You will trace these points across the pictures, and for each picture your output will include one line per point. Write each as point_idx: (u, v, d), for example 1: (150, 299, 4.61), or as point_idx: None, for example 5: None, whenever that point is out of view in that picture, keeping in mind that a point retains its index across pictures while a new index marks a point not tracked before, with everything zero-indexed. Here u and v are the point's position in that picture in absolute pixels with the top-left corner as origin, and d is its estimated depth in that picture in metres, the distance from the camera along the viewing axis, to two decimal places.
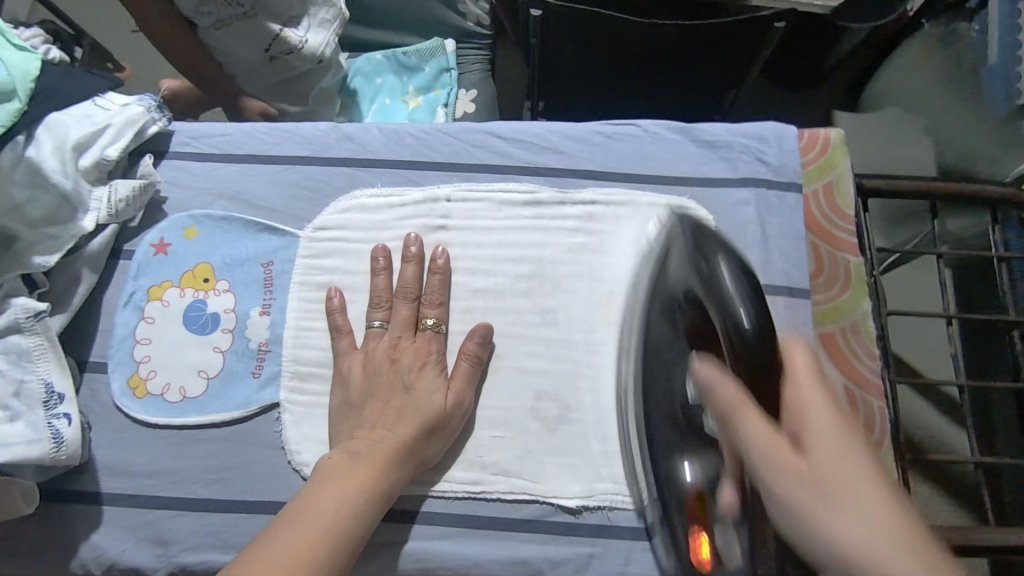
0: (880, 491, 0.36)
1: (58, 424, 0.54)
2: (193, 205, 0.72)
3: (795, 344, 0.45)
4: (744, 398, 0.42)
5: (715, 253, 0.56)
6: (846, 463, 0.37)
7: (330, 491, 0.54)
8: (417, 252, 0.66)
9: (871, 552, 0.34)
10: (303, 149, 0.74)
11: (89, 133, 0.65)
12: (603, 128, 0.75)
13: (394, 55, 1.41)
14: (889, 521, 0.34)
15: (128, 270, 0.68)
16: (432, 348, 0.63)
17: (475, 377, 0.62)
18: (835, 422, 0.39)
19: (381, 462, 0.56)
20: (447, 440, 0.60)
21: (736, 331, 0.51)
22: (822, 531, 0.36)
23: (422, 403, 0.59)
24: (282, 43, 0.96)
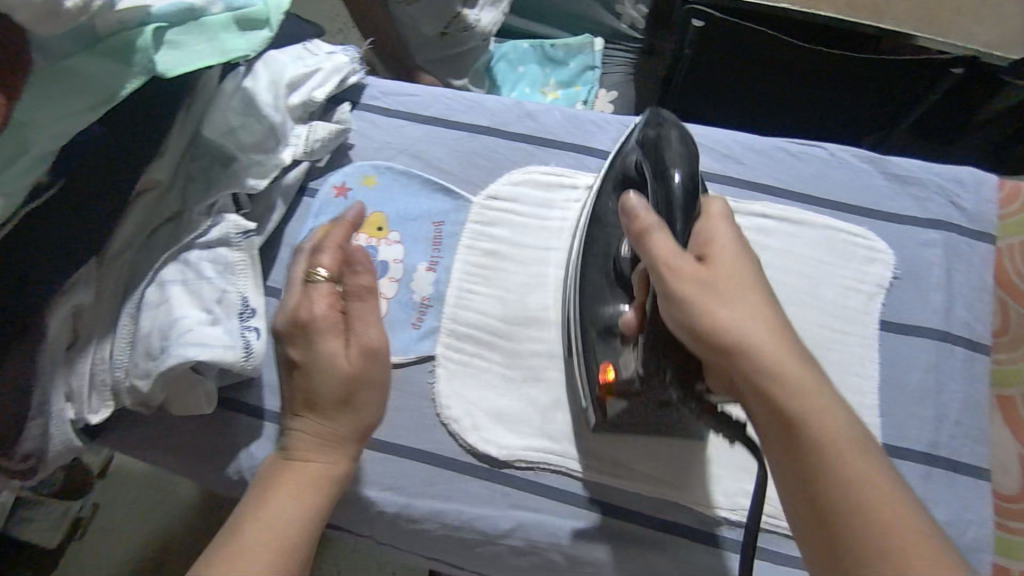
0: (755, 287, 0.50)
1: (249, 336, 0.57)
2: (376, 156, 0.75)
3: (714, 202, 0.55)
4: (659, 230, 0.52)
5: (671, 125, 0.59)
6: (734, 271, 0.50)
7: (267, 503, 0.52)
8: (352, 218, 0.62)
9: (747, 337, 0.47)
10: (485, 120, 0.75)
11: (300, 74, 0.69)
12: (789, 144, 0.73)
13: (541, 47, 1.42)
14: (759, 320, 0.49)
15: (310, 207, 0.72)
16: (324, 306, 0.56)
17: (372, 312, 0.57)
18: (729, 248, 0.52)
19: (311, 453, 0.54)
20: (376, 392, 0.57)
21: (665, 185, 0.55)
22: (721, 318, 0.48)
23: (323, 370, 0.54)
24: (460, 22, 1.06)
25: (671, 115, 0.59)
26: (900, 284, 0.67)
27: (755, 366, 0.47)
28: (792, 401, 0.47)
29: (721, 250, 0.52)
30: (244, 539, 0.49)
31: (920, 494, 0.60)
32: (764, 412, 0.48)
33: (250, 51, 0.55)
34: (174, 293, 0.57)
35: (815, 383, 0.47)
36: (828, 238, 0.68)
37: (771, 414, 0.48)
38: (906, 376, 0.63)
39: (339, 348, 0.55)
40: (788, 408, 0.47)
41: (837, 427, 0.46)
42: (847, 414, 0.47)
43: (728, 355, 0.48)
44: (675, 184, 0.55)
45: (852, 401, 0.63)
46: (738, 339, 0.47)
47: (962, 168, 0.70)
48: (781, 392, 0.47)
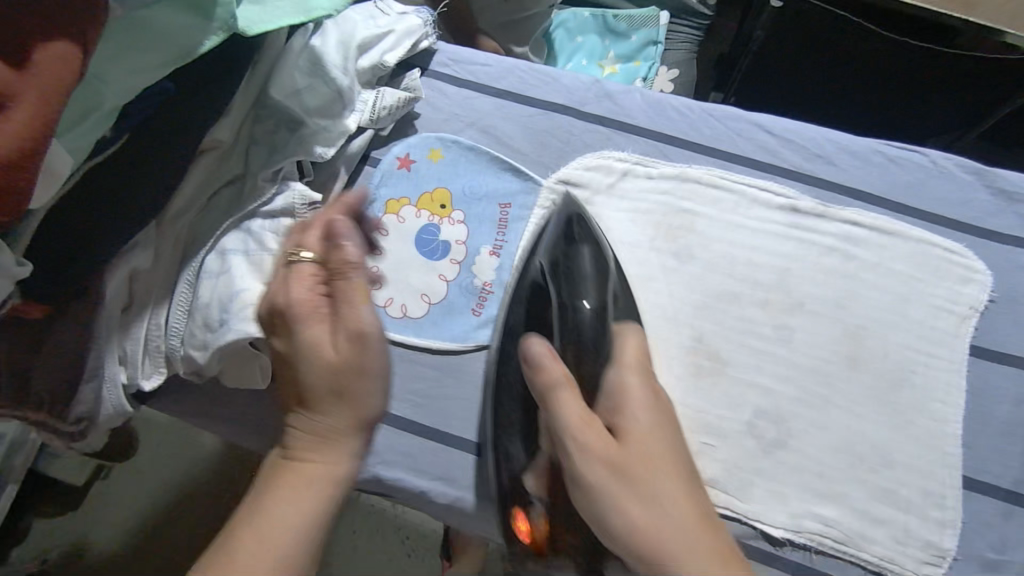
0: (674, 476, 0.44)
1: None
2: (443, 128, 0.71)
3: (631, 338, 0.52)
4: (570, 397, 0.47)
5: (584, 242, 0.60)
6: (653, 450, 0.44)
7: (268, 505, 0.45)
8: (350, 202, 0.52)
9: (657, 529, 0.42)
10: (561, 98, 0.71)
11: (372, 35, 0.65)
12: (886, 147, 0.68)
13: (602, 17, 1.35)
14: (673, 531, 0.42)
15: (372, 177, 0.69)
16: (300, 288, 0.48)
17: (358, 291, 0.48)
18: (647, 404, 0.47)
19: (313, 452, 0.47)
20: (379, 381, 0.48)
21: (576, 315, 0.55)
22: (632, 524, 0.42)
23: (306, 363, 0.48)
24: None
25: (593, 227, 0.62)
26: (994, 307, 0.62)
27: (663, 537, 0.42)
28: None
29: (641, 400, 0.47)
30: (234, 550, 0.43)
31: (997, 532, 0.57)
32: None
33: (330, 10, 0.53)
34: (235, 263, 0.55)
35: (733, 568, 0.41)
36: (921, 253, 0.64)
37: None
38: (993, 408, 0.60)
39: (322, 335, 0.47)
40: None
41: None
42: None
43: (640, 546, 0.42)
44: (586, 319, 0.55)
45: (934, 428, 0.59)
46: (649, 544, 0.42)
47: None
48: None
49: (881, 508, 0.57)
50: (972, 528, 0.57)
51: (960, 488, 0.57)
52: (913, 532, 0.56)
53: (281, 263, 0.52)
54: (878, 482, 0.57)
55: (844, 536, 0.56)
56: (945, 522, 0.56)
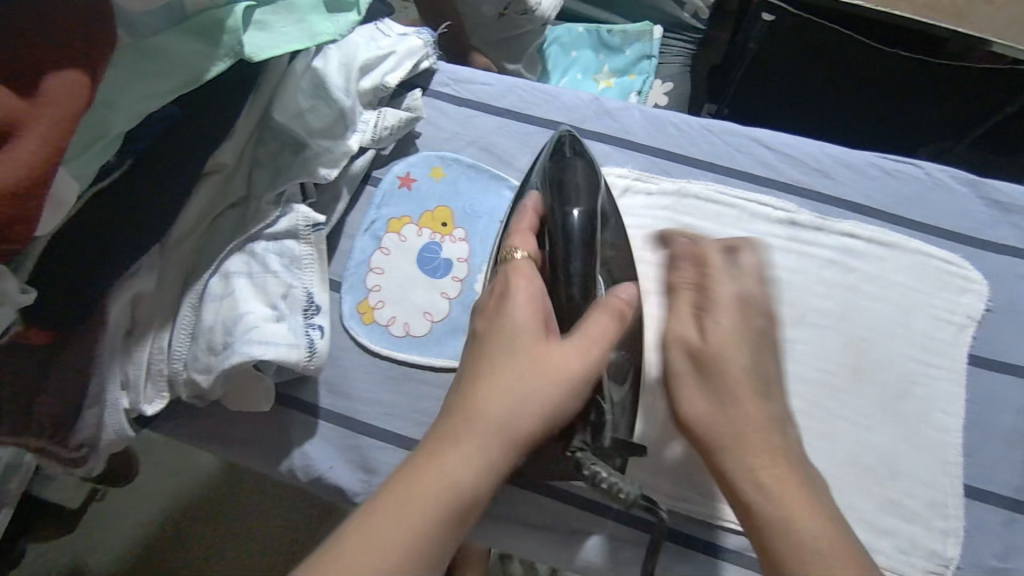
0: (743, 371, 0.45)
1: (313, 334, 0.55)
2: (444, 147, 0.71)
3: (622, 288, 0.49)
4: (543, 291, 0.46)
5: (578, 158, 0.59)
6: (723, 348, 0.45)
7: (364, 539, 0.35)
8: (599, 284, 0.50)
9: (705, 407, 0.45)
10: (560, 115, 0.72)
11: (373, 56, 0.66)
12: (882, 160, 0.69)
13: (597, 31, 1.36)
14: (730, 413, 0.44)
15: (373, 197, 0.69)
16: (524, 299, 0.45)
17: (603, 336, 0.45)
18: (733, 310, 0.47)
19: (440, 483, 0.37)
20: (545, 413, 0.41)
21: (565, 218, 0.54)
22: (689, 393, 0.46)
23: (538, 391, 0.41)
24: (521, 4, 1.06)
25: (586, 146, 0.61)
26: (993, 317, 0.63)
27: (712, 412, 0.44)
28: (774, 500, 0.41)
29: (751, 305, 0.47)
30: None
31: (1003, 540, 0.56)
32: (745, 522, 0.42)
33: (335, 34, 0.51)
34: (239, 286, 0.55)
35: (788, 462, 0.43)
36: (919, 264, 0.64)
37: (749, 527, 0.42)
38: (995, 417, 0.60)
39: (523, 317, 0.44)
40: (767, 483, 0.42)
41: (816, 521, 0.40)
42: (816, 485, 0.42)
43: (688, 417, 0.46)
44: (575, 224, 0.53)
45: (936, 438, 0.59)
46: (718, 419, 0.44)
47: None
48: (747, 491, 0.42)
49: (887, 520, 0.57)
50: (978, 537, 0.56)
51: (964, 497, 0.57)
52: (920, 543, 0.56)
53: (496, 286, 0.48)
54: (883, 494, 0.57)
55: None
56: (951, 532, 0.56)
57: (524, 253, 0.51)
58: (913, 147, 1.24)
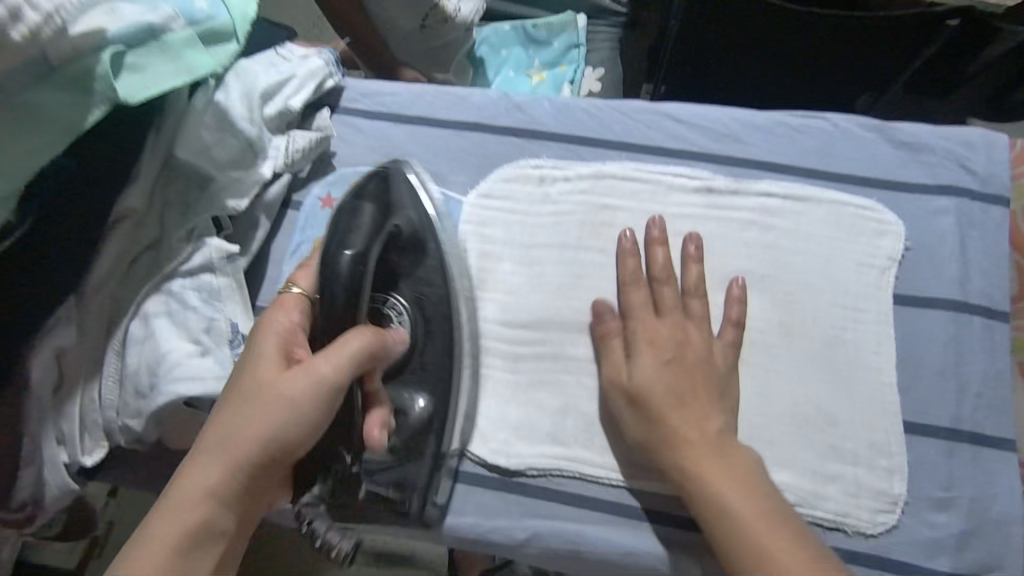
0: (671, 396, 0.56)
1: None
2: (361, 162, 0.71)
3: (362, 338, 0.48)
4: (298, 326, 0.51)
5: (369, 200, 0.58)
6: (653, 381, 0.56)
7: (137, 555, 0.42)
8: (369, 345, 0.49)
9: (655, 438, 0.56)
10: (472, 116, 0.72)
11: (275, 82, 0.66)
12: (789, 118, 0.70)
13: (523, 28, 1.37)
14: (675, 439, 0.54)
15: (297, 221, 0.69)
16: (275, 347, 0.48)
17: (344, 360, 0.47)
18: (677, 312, 0.60)
19: (192, 506, 0.43)
20: (286, 439, 0.46)
21: (335, 267, 0.52)
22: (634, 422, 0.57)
23: (278, 417, 0.45)
24: (439, 12, 1.05)
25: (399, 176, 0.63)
26: (912, 255, 0.64)
27: (669, 452, 0.54)
28: (710, 485, 0.52)
29: (657, 340, 0.58)
30: None
31: (943, 470, 0.58)
32: (705, 512, 0.52)
33: (218, 65, 0.54)
34: (159, 326, 0.55)
35: (727, 463, 0.53)
36: (835, 214, 0.65)
37: (710, 519, 0.51)
38: (923, 350, 0.61)
39: (266, 349, 0.49)
40: (710, 469, 0.52)
41: (746, 504, 0.50)
42: (748, 474, 0.52)
43: (650, 447, 0.56)
44: (342, 266, 0.52)
45: (869, 380, 0.60)
46: (663, 412, 0.55)
47: (973, 128, 0.67)
48: (704, 503, 0.52)
49: (829, 465, 0.58)
50: (918, 469, 0.58)
51: (901, 433, 0.59)
52: (862, 483, 0.57)
53: (257, 343, 0.50)
54: (823, 441, 0.59)
55: (796, 498, 0.57)
56: (893, 468, 0.58)
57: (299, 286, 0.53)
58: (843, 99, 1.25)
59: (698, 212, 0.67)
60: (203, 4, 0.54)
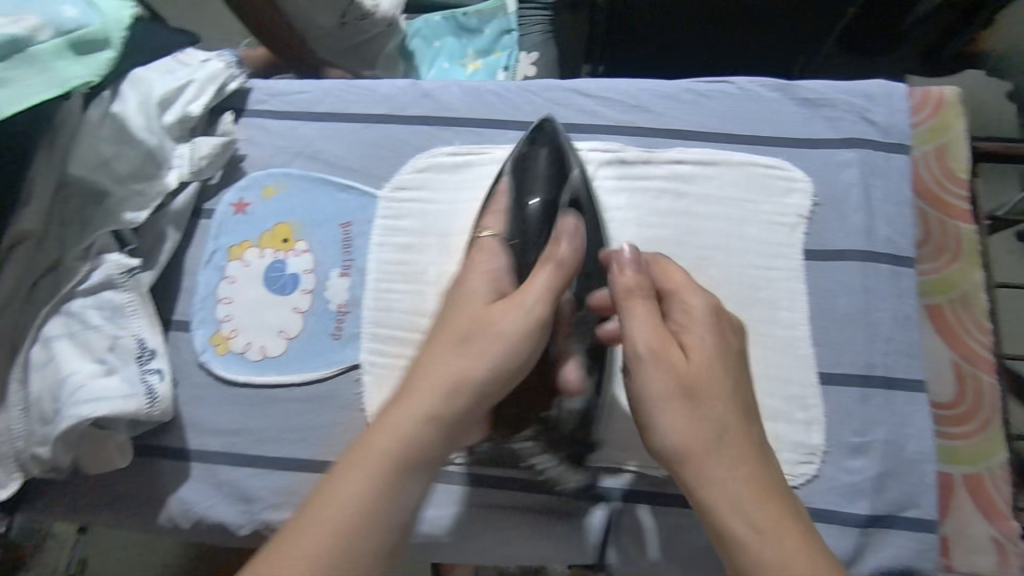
0: (717, 400, 0.45)
1: (152, 379, 0.55)
2: (271, 163, 0.70)
3: (563, 237, 0.52)
4: (499, 267, 0.53)
5: (542, 146, 0.61)
6: (693, 375, 0.45)
7: (344, 484, 0.42)
8: (564, 253, 0.51)
9: (694, 449, 0.44)
10: (381, 107, 0.71)
11: (174, 89, 0.64)
12: (696, 85, 0.70)
13: (455, 17, 1.33)
14: (722, 459, 0.43)
15: (209, 228, 0.68)
16: (482, 283, 0.51)
17: (554, 278, 0.49)
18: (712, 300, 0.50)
19: (405, 429, 0.44)
20: (494, 364, 0.46)
21: (522, 212, 0.57)
22: (662, 424, 0.45)
23: (495, 335, 0.47)
24: (357, 9, 1.06)
25: (554, 126, 0.63)
26: (820, 210, 0.65)
27: (722, 471, 0.43)
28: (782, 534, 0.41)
29: (722, 330, 0.48)
30: (309, 528, 0.40)
31: (859, 417, 0.59)
32: (753, 554, 0.41)
33: (88, 75, 0.52)
34: (60, 348, 0.54)
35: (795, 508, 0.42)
36: (744, 175, 0.66)
37: (756, 563, 0.40)
38: (835, 303, 0.62)
39: (478, 287, 0.51)
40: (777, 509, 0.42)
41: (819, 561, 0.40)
42: (805, 524, 0.42)
43: (675, 458, 0.45)
44: (533, 215, 0.57)
45: (785, 336, 0.61)
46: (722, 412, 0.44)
47: (871, 81, 0.68)
48: (750, 539, 0.41)
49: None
50: (836, 418, 0.59)
51: (818, 384, 0.60)
52: (781, 438, 0.58)
53: (460, 280, 0.53)
54: None
55: None
56: (811, 420, 0.59)
57: (491, 232, 0.56)
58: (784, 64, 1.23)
59: (608, 185, 0.67)
60: (72, 11, 0.52)
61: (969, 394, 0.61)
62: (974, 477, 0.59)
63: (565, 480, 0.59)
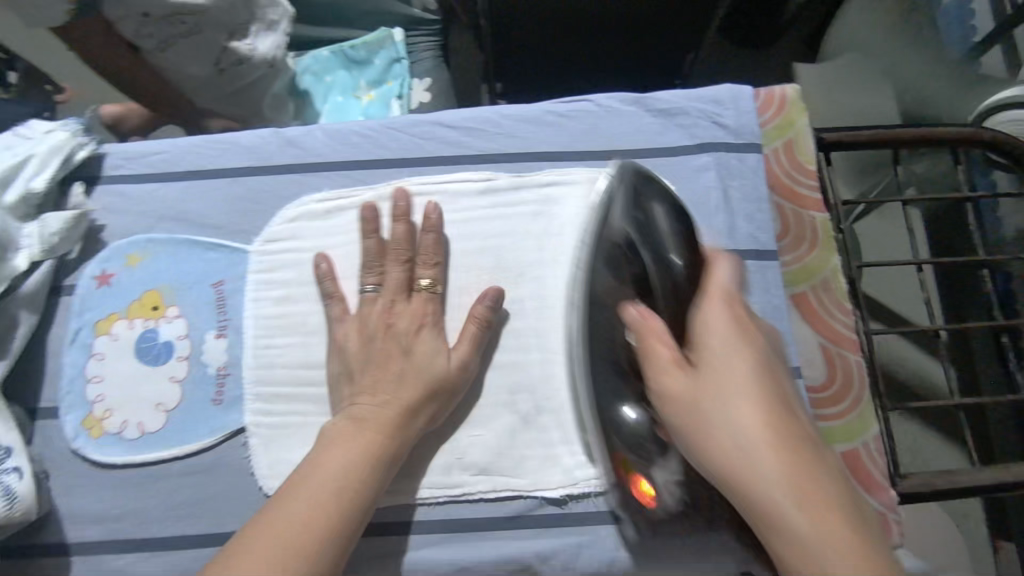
0: (751, 395, 0.43)
1: (8, 479, 0.53)
2: (133, 231, 0.68)
3: (720, 270, 0.51)
4: (665, 344, 0.47)
5: (653, 199, 0.54)
6: (718, 378, 0.44)
7: (331, 455, 0.53)
8: (722, 287, 0.50)
9: (745, 457, 0.42)
10: (244, 160, 0.69)
11: (9, 168, 0.60)
12: (556, 106, 0.72)
13: (341, 51, 1.16)
14: (770, 462, 0.41)
15: (72, 305, 0.65)
16: (667, 356, 0.47)
17: (725, 335, 0.46)
18: (731, 335, 0.46)
19: (384, 425, 0.55)
20: (455, 398, 0.59)
21: (669, 270, 0.51)
22: (709, 440, 0.43)
23: (424, 366, 0.57)
24: (231, 53, 0.91)
25: (638, 173, 0.56)
26: None
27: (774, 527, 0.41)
28: None
29: (737, 355, 0.45)
30: (299, 493, 0.51)
31: None
32: None
33: None
34: None
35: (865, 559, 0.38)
36: None
37: None
38: None
39: (658, 364, 0.47)
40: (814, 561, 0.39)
41: None
42: (859, 526, 0.40)
43: (721, 468, 0.43)
44: (678, 269, 0.51)
45: None
46: (756, 452, 0.42)
47: (719, 86, 0.71)
48: None
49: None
50: None
51: None
52: None
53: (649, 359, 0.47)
54: None
55: None
56: None
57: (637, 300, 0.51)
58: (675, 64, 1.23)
59: (480, 211, 0.67)
60: None
61: (839, 374, 0.65)
62: (851, 453, 0.62)
63: (470, 515, 0.60)
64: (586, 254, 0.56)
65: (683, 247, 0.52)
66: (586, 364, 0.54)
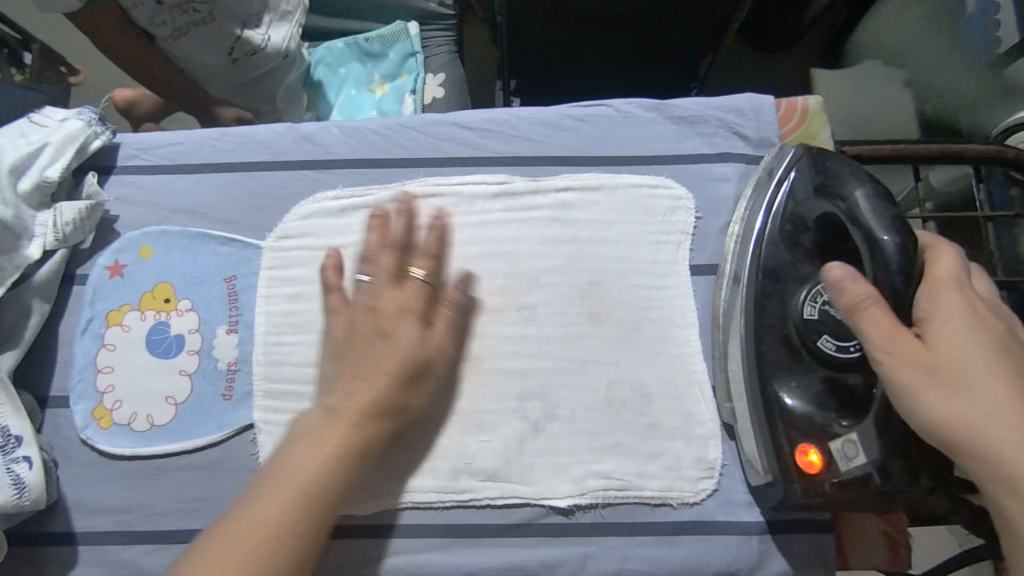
0: (994, 373, 0.44)
1: (18, 468, 0.53)
2: (146, 222, 0.68)
3: (944, 255, 0.50)
4: (882, 311, 0.47)
5: (852, 184, 0.55)
6: (960, 351, 0.45)
7: (302, 451, 0.50)
8: (952, 273, 0.49)
9: (991, 432, 0.42)
10: (259, 154, 0.69)
11: (24, 155, 0.60)
12: (574, 110, 0.71)
13: (355, 42, 1.15)
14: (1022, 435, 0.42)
15: (84, 295, 0.65)
16: (885, 322, 0.47)
17: (959, 313, 0.47)
18: (962, 319, 0.47)
19: (356, 419, 0.51)
20: (431, 384, 0.57)
21: (882, 253, 0.50)
22: (944, 408, 0.44)
23: (402, 350, 0.54)
24: (244, 45, 0.90)
25: (824, 155, 0.59)
26: (702, 224, 0.67)
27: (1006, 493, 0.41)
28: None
29: (968, 338, 0.46)
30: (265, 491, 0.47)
31: None
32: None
33: None
34: None
35: None
36: (631, 196, 0.67)
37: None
38: None
39: (879, 327, 0.47)
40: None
41: None
42: None
43: (962, 438, 0.43)
44: (890, 249, 0.50)
45: (676, 352, 0.63)
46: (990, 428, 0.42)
47: (741, 95, 0.70)
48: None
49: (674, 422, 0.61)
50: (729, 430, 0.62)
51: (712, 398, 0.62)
52: (682, 456, 0.60)
53: (866, 323, 0.47)
54: (641, 418, 0.61)
55: (624, 482, 0.59)
56: (709, 436, 0.61)
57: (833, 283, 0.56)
58: (691, 67, 1.22)
59: (495, 213, 0.66)
60: None
61: None
62: None
63: (477, 520, 0.60)
64: (771, 222, 0.59)
65: (897, 222, 0.51)
66: (749, 334, 0.57)
